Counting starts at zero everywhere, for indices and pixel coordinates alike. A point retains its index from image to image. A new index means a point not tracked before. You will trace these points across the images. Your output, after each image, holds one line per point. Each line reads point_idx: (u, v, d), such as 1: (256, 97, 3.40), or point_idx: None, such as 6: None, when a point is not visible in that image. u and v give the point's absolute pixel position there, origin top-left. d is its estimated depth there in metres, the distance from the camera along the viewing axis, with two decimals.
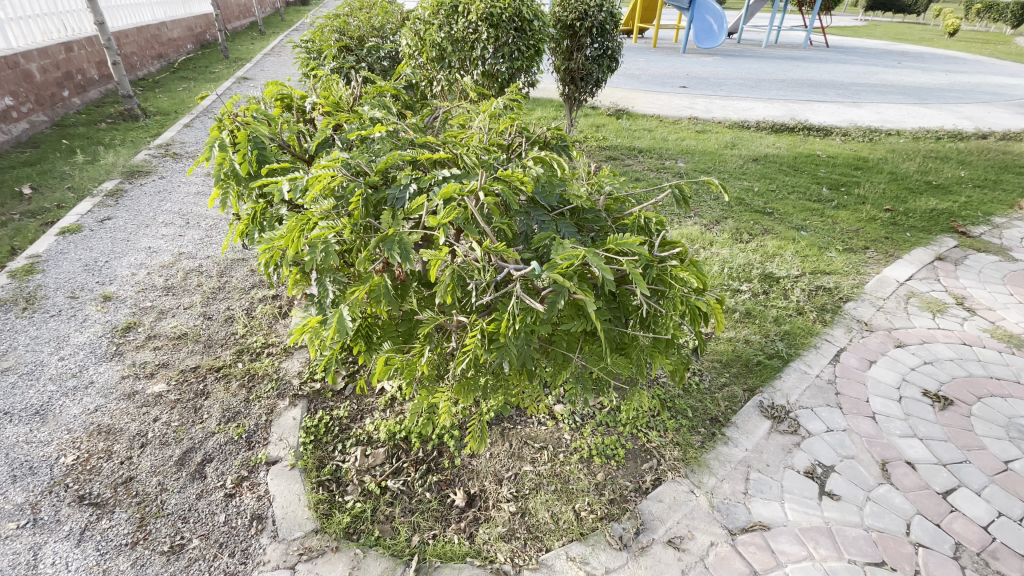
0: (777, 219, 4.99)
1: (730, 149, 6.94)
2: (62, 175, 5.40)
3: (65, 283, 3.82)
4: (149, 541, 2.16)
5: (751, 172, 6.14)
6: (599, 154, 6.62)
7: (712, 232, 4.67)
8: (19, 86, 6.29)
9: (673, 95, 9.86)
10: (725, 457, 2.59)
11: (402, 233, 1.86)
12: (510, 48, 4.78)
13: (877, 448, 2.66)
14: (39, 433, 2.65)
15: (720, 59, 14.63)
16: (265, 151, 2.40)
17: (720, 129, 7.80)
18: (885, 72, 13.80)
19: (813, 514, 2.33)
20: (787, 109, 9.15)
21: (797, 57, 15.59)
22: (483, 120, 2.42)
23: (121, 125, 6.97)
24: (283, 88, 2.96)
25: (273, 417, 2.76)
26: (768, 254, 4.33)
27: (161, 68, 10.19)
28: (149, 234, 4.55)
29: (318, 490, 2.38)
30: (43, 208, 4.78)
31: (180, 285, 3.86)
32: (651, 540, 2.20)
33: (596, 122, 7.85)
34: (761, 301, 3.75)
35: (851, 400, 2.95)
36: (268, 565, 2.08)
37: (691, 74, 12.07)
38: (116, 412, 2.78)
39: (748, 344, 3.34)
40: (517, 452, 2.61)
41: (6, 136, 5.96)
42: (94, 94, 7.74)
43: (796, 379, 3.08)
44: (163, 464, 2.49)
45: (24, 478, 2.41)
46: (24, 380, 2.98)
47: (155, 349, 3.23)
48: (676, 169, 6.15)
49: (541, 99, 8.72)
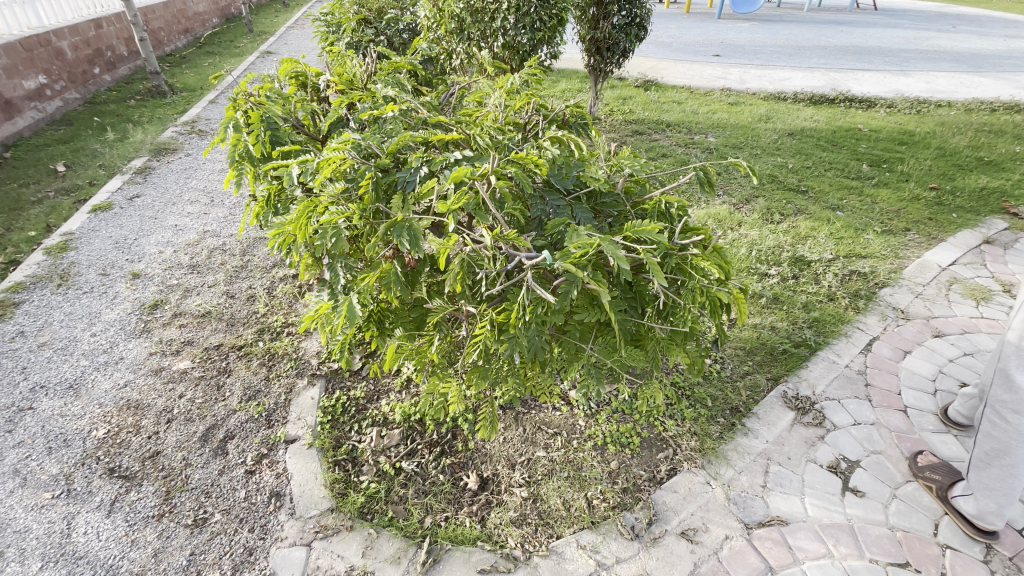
0: (811, 198, 4.75)
1: (764, 122, 6.60)
2: (93, 152, 5.52)
3: (97, 260, 3.92)
4: (174, 514, 2.24)
5: (786, 147, 5.85)
6: (624, 129, 6.40)
7: (741, 212, 4.48)
8: (53, 64, 6.41)
9: (706, 64, 9.40)
10: (744, 448, 2.52)
11: (412, 219, 1.80)
12: (532, 18, 4.57)
13: (907, 444, 2.54)
14: (73, 406, 2.76)
15: (757, 25, 13.82)
16: (278, 131, 2.39)
17: (754, 101, 7.43)
18: (939, 37, 12.79)
19: (834, 511, 2.26)
20: (828, 78, 8.63)
21: (842, 21, 14.63)
22: (499, 97, 2.35)
23: (149, 102, 7.07)
24: (299, 66, 2.90)
25: (292, 396, 2.81)
26: (799, 235, 4.14)
27: (188, 42, 10.26)
28: (175, 212, 4.63)
29: (334, 469, 2.42)
30: (77, 185, 4.92)
31: (204, 263, 3.93)
32: (663, 531, 2.17)
33: (623, 94, 7.58)
34: (790, 286, 3.59)
35: (881, 392, 2.82)
36: (285, 541, 2.14)
37: (725, 41, 11.47)
38: (144, 387, 2.87)
39: (774, 332, 3.21)
40: (531, 437, 2.59)
41: (42, 114, 6.09)
42: (124, 70, 7.84)
43: (824, 368, 2.95)
44: (187, 440, 2.57)
45: (59, 449, 2.52)
46: (59, 354, 3.09)
47: (181, 327, 3.31)
48: (705, 144, 5.91)
49: (565, 71, 8.47)
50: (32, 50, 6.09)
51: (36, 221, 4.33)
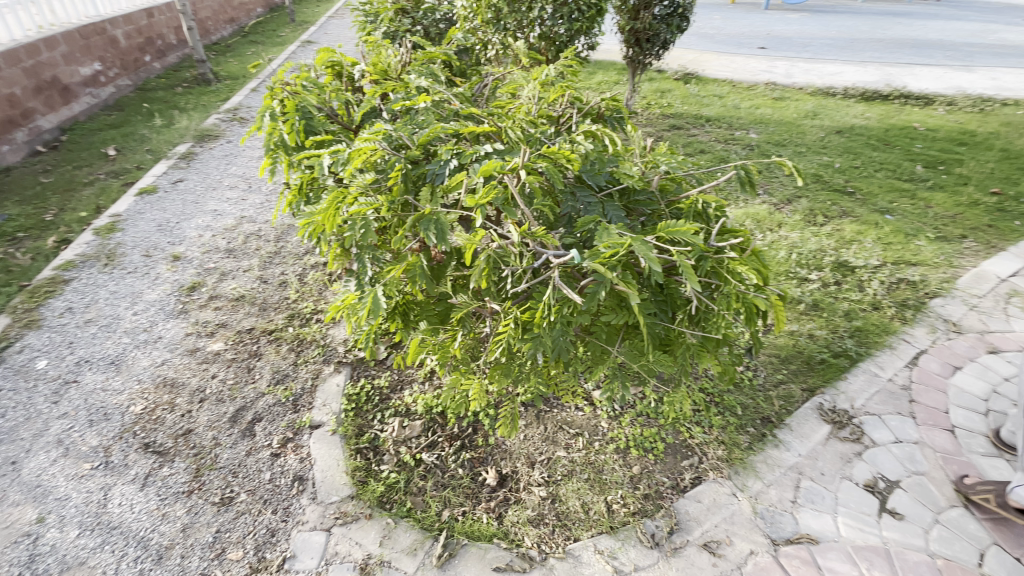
0: (859, 200, 4.51)
1: (810, 118, 6.31)
2: (141, 137, 5.74)
3: (141, 241, 4.08)
4: (202, 491, 2.32)
5: (833, 145, 5.57)
6: (661, 123, 6.23)
7: (782, 213, 4.30)
8: (108, 52, 6.66)
9: (751, 57, 9.04)
10: (774, 461, 2.42)
11: (439, 213, 1.78)
12: (570, 8, 4.47)
13: (952, 466, 2.39)
14: (114, 381, 2.88)
15: (807, 16, 13.19)
16: (313, 121, 2.38)
17: (801, 96, 7.10)
18: (1007, 30, 11.93)
19: (868, 533, 2.15)
20: (882, 73, 8.17)
21: (900, 13, 13.82)
22: (533, 89, 2.30)
23: (196, 89, 7.30)
24: (335, 55, 2.92)
25: (319, 382, 2.86)
26: (844, 239, 3.94)
27: (234, 31, 10.54)
28: (216, 197, 4.78)
29: (356, 458, 2.45)
30: (125, 169, 5.13)
31: (241, 248, 4.04)
32: (684, 541, 2.12)
33: (662, 87, 7.37)
34: (831, 293, 3.42)
35: (927, 409, 2.66)
36: (306, 525, 2.18)
37: (773, 33, 11.01)
38: (180, 366, 2.98)
39: (812, 340, 3.07)
40: (552, 436, 2.56)
41: (95, 99, 6.36)
42: (172, 58, 8.12)
43: (865, 382, 2.80)
44: (218, 420, 2.65)
45: (99, 422, 2.64)
46: (102, 331, 3.23)
47: (216, 309, 3.41)
48: (746, 141, 5.69)
49: (603, 62, 8.29)
50: (89, 38, 6.32)
51: (87, 203, 4.54)
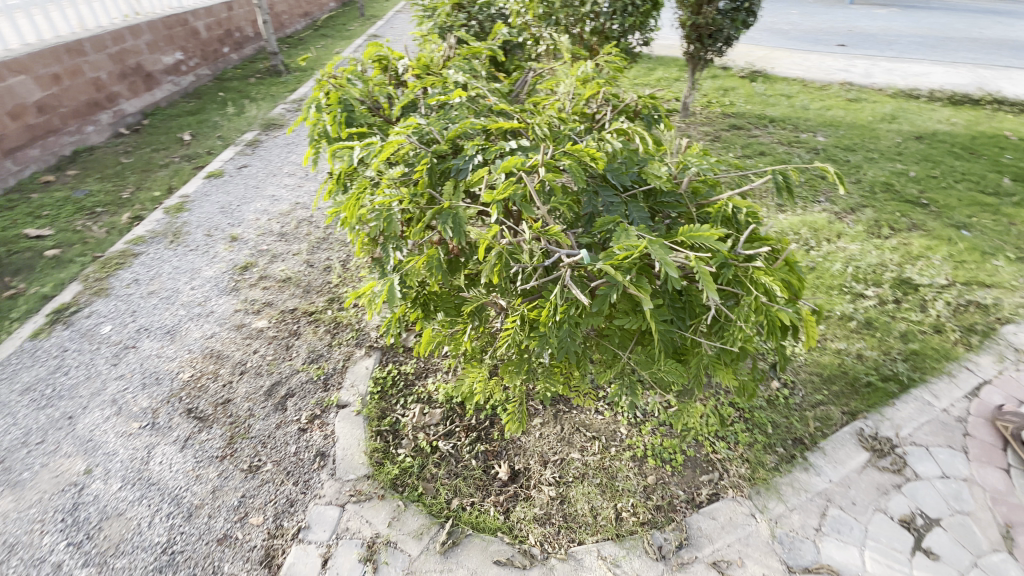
0: (932, 213, 4.12)
1: (886, 122, 5.83)
2: (214, 124, 6.18)
3: (205, 221, 4.40)
4: (234, 458, 2.48)
5: (909, 151, 5.12)
6: (720, 122, 5.96)
7: (842, 222, 4.01)
8: (189, 43, 7.17)
9: (827, 55, 8.45)
10: (801, 484, 2.28)
11: (458, 207, 1.81)
12: (625, 2, 4.35)
13: (1003, 509, 2.17)
14: (168, 348, 3.14)
15: (895, 11, 12.16)
16: (354, 113, 2.47)
17: (879, 98, 6.56)
18: None
19: (897, 571, 1.99)
20: (976, 76, 7.41)
21: (1006, 10, 12.47)
22: (568, 85, 2.26)
23: (267, 80, 7.74)
24: (383, 50, 2.99)
25: (350, 364, 2.99)
26: (910, 254, 3.62)
27: (307, 25, 11.08)
28: (275, 183, 5.07)
29: (376, 439, 2.53)
30: (197, 153, 5.54)
31: (292, 232, 4.27)
32: (692, 558, 2.05)
33: (725, 85, 7.04)
34: (888, 311, 3.16)
35: (982, 445, 2.41)
36: (323, 499, 2.29)
37: (854, 30, 10.23)
38: (226, 340, 3.20)
39: (859, 360, 2.86)
40: (567, 438, 2.54)
41: (177, 87, 6.90)
42: (248, 50, 8.66)
43: (914, 410, 2.58)
44: (254, 392, 2.83)
45: (151, 385, 2.89)
46: (163, 302, 3.52)
47: (264, 289, 3.63)
48: (811, 144, 5.34)
49: (664, 58, 8.03)
50: (172, 29, 6.83)
51: (161, 183, 4.94)
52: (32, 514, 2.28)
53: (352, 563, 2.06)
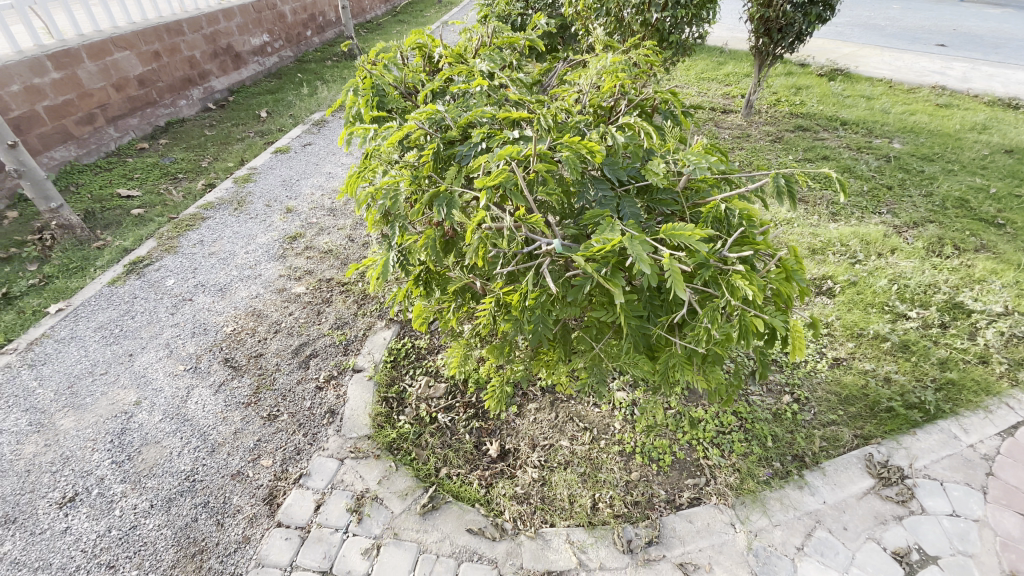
0: (1007, 234, 3.72)
1: (975, 132, 5.25)
2: (288, 103, 6.66)
3: (267, 193, 4.80)
4: (257, 405, 2.77)
5: (996, 166, 4.61)
6: (785, 122, 5.63)
7: (899, 237, 3.71)
8: (275, 26, 7.74)
9: (923, 55, 7.68)
10: (791, 502, 2.21)
11: (454, 192, 1.91)
12: None
13: (1012, 556, 2.02)
14: (218, 304, 3.51)
15: (1012, 12, 10.85)
16: (385, 98, 2.62)
17: (973, 105, 5.91)
18: None
19: None
20: None
21: None
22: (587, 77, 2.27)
23: (341, 63, 8.20)
24: (424, 38, 3.11)
25: (370, 333, 3.20)
26: (969, 277, 3.31)
27: (386, 11, 11.53)
28: (333, 161, 5.42)
29: (381, 404, 2.72)
30: (270, 129, 6.02)
31: (341, 209, 4.57)
32: (660, 556, 2.06)
33: (798, 83, 6.60)
34: (929, 336, 2.93)
35: (1005, 487, 2.24)
36: (326, 451, 2.51)
37: (961, 29, 9.22)
38: (267, 301, 3.52)
39: (885, 384, 2.68)
40: (559, 425, 2.59)
41: (261, 67, 7.49)
42: (329, 34, 9.19)
43: (936, 442, 2.41)
44: (284, 350, 3.11)
45: (199, 334, 3.26)
46: (220, 262, 3.92)
47: (308, 258, 3.93)
48: (883, 151, 4.93)
49: (737, 52, 7.63)
50: (261, 13, 7.40)
51: (235, 155, 5.43)
52: (88, 433, 2.67)
53: (340, 512, 2.25)
